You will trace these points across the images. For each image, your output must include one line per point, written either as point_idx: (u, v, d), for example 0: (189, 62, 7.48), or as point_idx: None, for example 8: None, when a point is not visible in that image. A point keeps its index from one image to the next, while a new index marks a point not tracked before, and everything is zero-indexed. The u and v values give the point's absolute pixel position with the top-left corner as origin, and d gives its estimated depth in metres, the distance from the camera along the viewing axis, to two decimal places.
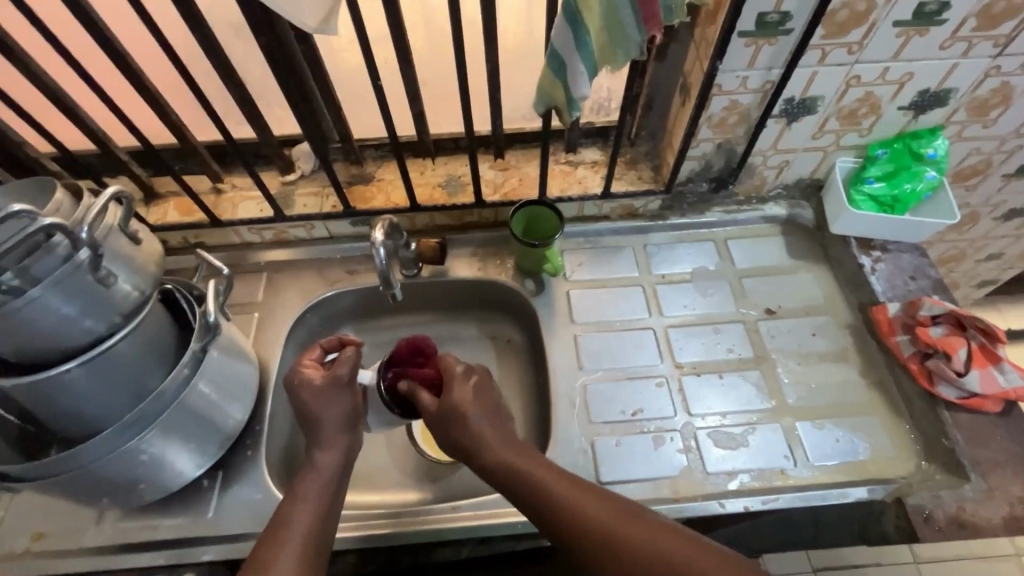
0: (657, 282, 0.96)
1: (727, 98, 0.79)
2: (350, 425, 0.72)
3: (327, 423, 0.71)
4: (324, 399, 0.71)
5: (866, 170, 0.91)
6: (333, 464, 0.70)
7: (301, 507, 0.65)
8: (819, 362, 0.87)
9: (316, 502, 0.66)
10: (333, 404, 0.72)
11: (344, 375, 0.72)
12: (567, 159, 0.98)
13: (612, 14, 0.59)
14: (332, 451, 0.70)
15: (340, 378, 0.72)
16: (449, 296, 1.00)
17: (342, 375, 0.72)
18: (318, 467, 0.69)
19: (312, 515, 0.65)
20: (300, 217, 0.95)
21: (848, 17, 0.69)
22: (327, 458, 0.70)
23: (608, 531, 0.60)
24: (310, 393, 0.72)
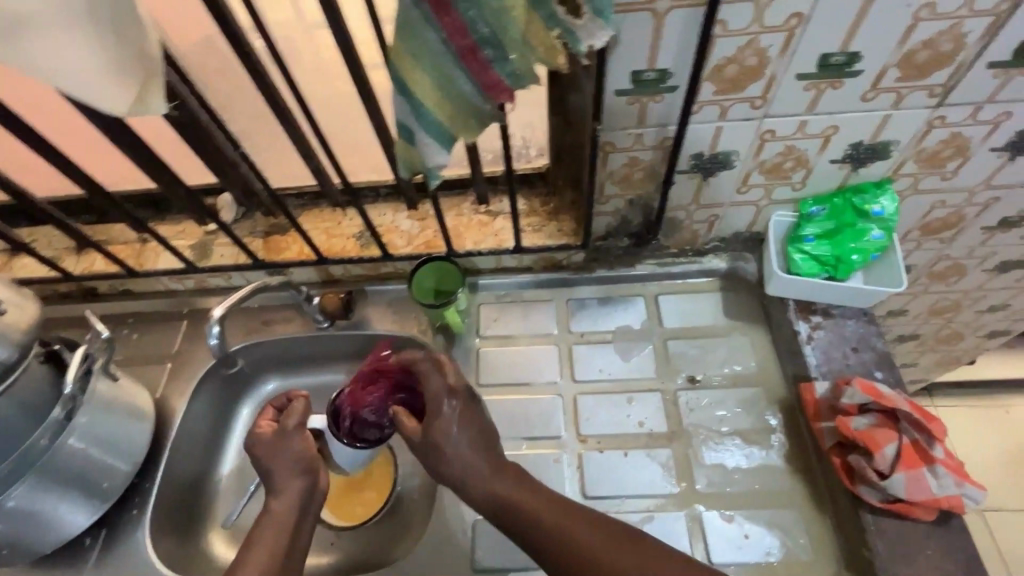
0: (575, 341, 0.90)
1: (625, 155, 0.72)
2: (304, 463, 0.70)
3: (278, 469, 0.69)
4: (278, 444, 0.70)
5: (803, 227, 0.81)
6: (292, 507, 0.67)
7: (264, 542, 0.64)
8: (740, 442, 0.78)
9: (275, 544, 0.64)
10: (285, 454, 0.69)
11: (292, 425, 0.71)
12: (485, 209, 0.94)
13: (444, 83, 0.55)
14: (286, 495, 0.68)
15: (289, 424, 0.71)
16: (363, 348, 0.97)
17: (290, 425, 0.71)
18: (276, 510, 0.67)
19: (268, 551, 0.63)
20: (215, 268, 0.95)
21: (739, 72, 0.61)
22: (283, 501, 0.67)
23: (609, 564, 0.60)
24: (266, 443, 0.71)
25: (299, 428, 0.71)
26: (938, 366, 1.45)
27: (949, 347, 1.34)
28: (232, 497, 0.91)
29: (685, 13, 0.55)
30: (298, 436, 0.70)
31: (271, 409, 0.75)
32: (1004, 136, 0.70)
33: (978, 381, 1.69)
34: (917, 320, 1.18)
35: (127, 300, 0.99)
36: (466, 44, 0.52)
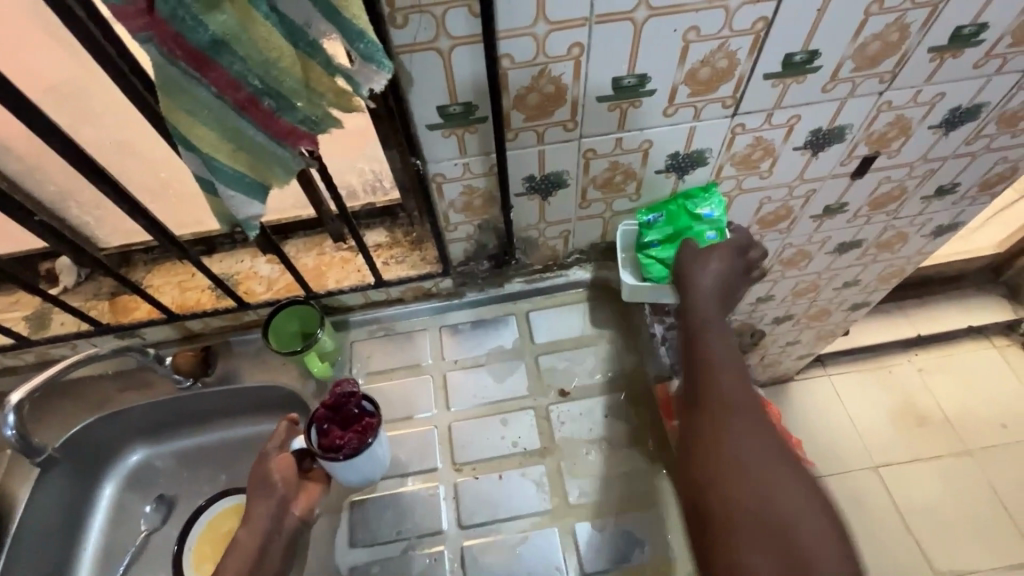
0: (449, 368, 0.90)
1: (459, 184, 0.73)
2: (270, 487, 0.71)
3: (252, 494, 0.71)
4: (260, 468, 0.72)
5: (647, 235, 0.83)
6: (255, 536, 0.69)
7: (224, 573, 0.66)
8: (609, 448, 0.81)
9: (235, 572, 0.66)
10: (257, 478, 0.72)
11: (273, 447, 0.74)
12: (346, 246, 0.93)
13: (233, 135, 0.53)
14: (251, 524, 0.69)
15: (271, 448, 0.74)
16: (235, 403, 0.93)
17: (270, 448, 0.74)
18: (239, 541, 0.68)
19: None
20: (55, 339, 0.88)
21: (541, 99, 0.63)
22: (248, 529, 0.69)
23: (723, 438, 0.65)
24: (254, 468, 0.72)
25: (277, 450, 0.74)
26: (819, 339, 1.56)
27: (822, 323, 1.44)
28: None
29: (469, 50, 0.56)
30: (274, 457, 0.72)
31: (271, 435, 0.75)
32: (801, 136, 0.77)
33: (862, 346, 1.84)
34: (786, 303, 1.27)
35: None
36: (242, 97, 0.50)
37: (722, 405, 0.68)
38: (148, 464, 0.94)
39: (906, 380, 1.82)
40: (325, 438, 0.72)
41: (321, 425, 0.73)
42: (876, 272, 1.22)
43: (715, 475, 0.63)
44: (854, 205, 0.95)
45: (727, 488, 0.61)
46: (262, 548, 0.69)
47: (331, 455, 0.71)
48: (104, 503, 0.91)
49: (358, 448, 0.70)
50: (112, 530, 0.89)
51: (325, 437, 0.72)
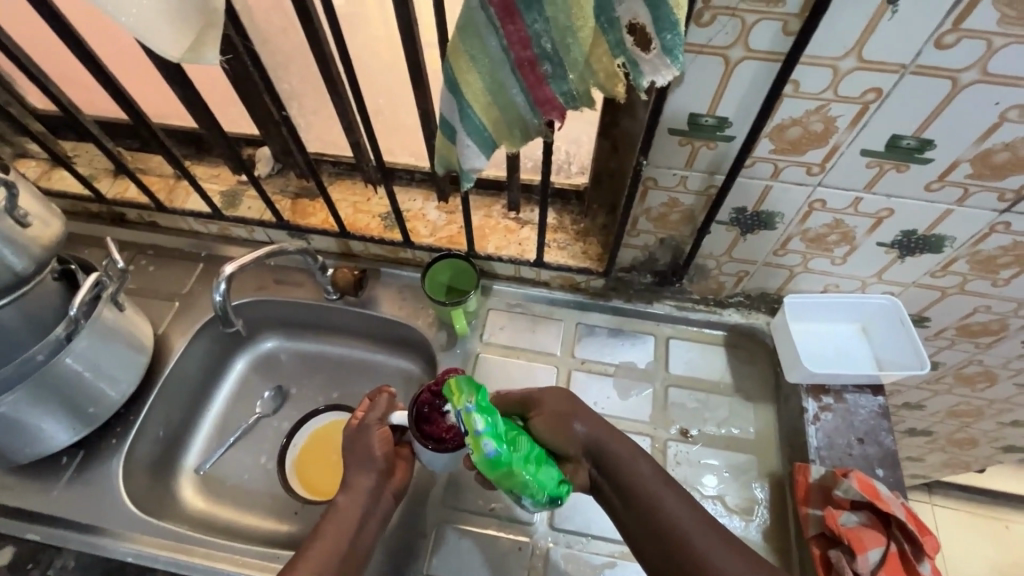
0: (575, 367, 0.88)
1: (665, 194, 0.70)
2: (371, 460, 0.70)
3: (353, 462, 0.71)
4: (365, 441, 0.71)
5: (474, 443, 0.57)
6: (357, 505, 0.68)
7: (322, 539, 0.65)
8: (722, 510, 0.75)
9: (337, 536, 0.65)
10: (361, 446, 0.71)
11: (372, 419, 0.72)
12: (514, 216, 0.93)
13: (496, 90, 0.53)
14: (354, 491, 0.69)
15: (377, 422, 0.72)
16: (366, 328, 0.98)
17: (370, 420, 0.72)
18: (341, 505, 0.68)
19: (329, 547, 0.64)
20: (240, 219, 0.96)
21: (801, 135, 0.58)
22: (349, 496, 0.68)
23: (687, 527, 0.61)
24: (353, 440, 0.72)
25: (378, 423, 0.72)
26: (945, 466, 1.39)
27: (960, 451, 1.28)
28: (211, 446, 0.93)
29: (758, 65, 0.53)
30: (377, 432, 0.71)
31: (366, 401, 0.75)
32: None
33: (985, 490, 1.62)
34: (933, 418, 1.13)
35: (152, 232, 1.01)
36: (526, 56, 0.50)
37: (631, 458, 0.65)
38: (276, 355, 1.02)
39: None
40: (427, 423, 0.68)
41: (424, 411, 0.68)
42: None
43: (701, 548, 0.59)
44: None
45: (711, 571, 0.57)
46: (362, 519, 0.67)
47: (429, 443, 0.67)
48: (231, 376, 0.99)
49: (464, 443, 0.67)
50: (233, 402, 0.97)
51: (428, 424, 0.68)
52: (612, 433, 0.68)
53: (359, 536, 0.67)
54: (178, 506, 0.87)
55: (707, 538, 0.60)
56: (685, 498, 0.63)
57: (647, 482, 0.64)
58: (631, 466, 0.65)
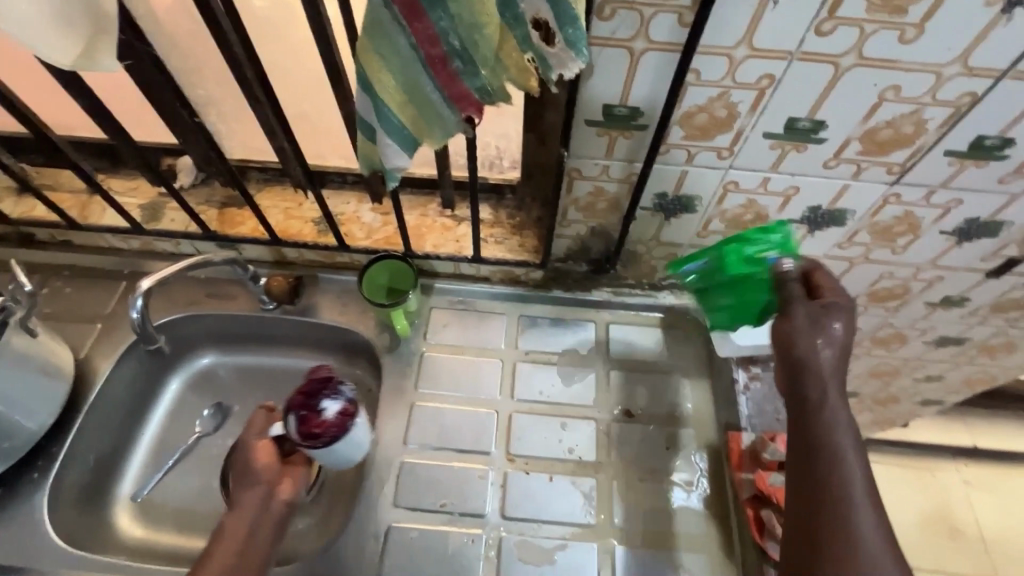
0: (519, 358, 0.89)
1: (590, 184, 0.72)
2: (254, 474, 0.70)
3: (239, 482, 0.70)
4: (259, 454, 0.71)
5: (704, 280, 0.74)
6: (245, 519, 0.67)
7: (221, 550, 0.64)
8: (665, 482, 0.79)
9: (234, 545, 0.65)
10: (242, 464, 0.71)
11: (251, 436, 0.73)
12: (450, 214, 0.93)
13: (409, 88, 0.53)
14: (252, 502, 0.69)
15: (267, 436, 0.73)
16: (307, 336, 0.95)
17: (248, 438, 0.73)
18: (238, 516, 0.67)
19: (227, 558, 0.64)
20: (164, 233, 0.91)
21: (708, 121, 0.61)
22: (235, 513, 0.67)
23: (841, 481, 0.57)
24: (248, 458, 0.72)
25: (264, 433, 0.73)
26: (875, 424, 1.50)
27: (885, 409, 1.38)
28: (148, 472, 0.89)
29: (660, 56, 0.55)
30: (264, 443, 0.72)
31: (256, 420, 0.76)
32: (953, 221, 0.73)
33: (914, 442, 1.75)
34: (858, 380, 1.22)
35: (66, 252, 0.95)
36: (435, 54, 0.51)
37: (846, 430, 0.59)
38: (213, 371, 0.98)
39: (949, 488, 1.73)
40: (304, 425, 0.70)
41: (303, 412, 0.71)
42: (965, 374, 1.16)
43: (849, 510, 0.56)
44: (975, 303, 0.90)
45: (847, 527, 0.55)
46: (257, 528, 0.67)
47: (310, 441, 0.70)
48: (166, 397, 0.95)
49: (343, 432, 0.70)
50: (170, 424, 0.93)
51: (304, 424, 0.70)
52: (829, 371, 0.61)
53: (257, 545, 0.66)
54: (116, 536, 0.83)
55: (845, 500, 0.56)
56: (858, 456, 0.59)
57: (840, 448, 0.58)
58: (842, 431, 0.59)
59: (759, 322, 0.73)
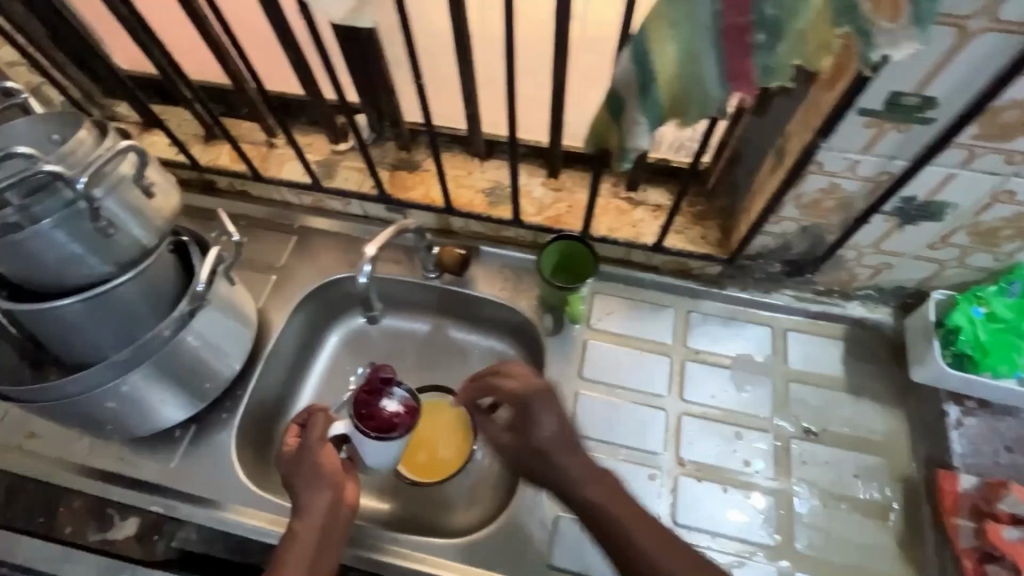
0: (688, 356, 0.84)
1: (826, 179, 0.64)
2: (320, 477, 0.71)
3: (304, 484, 0.71)
4: (304, 456, 0.72)
5: (989, 300, 0.70)
6: (318, 522, 0.68)
7: (290, 558, 0.65)
8: (855, 512, 0.72)
9: (302, 554, 0.65)
10: (309, 468, 0.71)
11: (315, 436, 0.74)
12: (626, 196, 0.88)
13: (690, 61, 0.48)
14: (316, 508, 0.69)
15: (312, 436, 0.74)
16: (463, 307, 0.94)
17: (312, 438, 0.73)
18: (304, 522, 0.68)
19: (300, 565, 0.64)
20: (338, 191, 0.92)
21: (1017, 118, 0.52)
22: (307, 517, 0.68)
23: (614, 507, 0.66)
24: (291, 459, 0.73)
25: (323, 439, 0.73)
26: None
27: None
28: None
29: (994, 38, 0.47)
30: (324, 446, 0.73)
31: (294, 427, 0.77)
32: None
33: None
34: None
35: (242, 202, 0.98)
36: (739, 23, 0.45)
37: (583, 462, 0.69)
38: (365, 332, 0.99)
39: None
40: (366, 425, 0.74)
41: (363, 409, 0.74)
42: None
43: (624, 513, 0.66)
44: None
45: (619, 527, 0.65)
46: (322, 538, 0.68)
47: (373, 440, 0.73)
48: (325, 352, 0.97)
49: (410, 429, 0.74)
50: (327, 379, 0.95)
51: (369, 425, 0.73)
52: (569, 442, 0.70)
53: (322, 553, 0.67)
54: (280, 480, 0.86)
55: (626, 504, 0.67)
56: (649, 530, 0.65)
57: (580, 475, 0.68)
58: (564, 433, 0.70)
59: (995, 370, 0.71)
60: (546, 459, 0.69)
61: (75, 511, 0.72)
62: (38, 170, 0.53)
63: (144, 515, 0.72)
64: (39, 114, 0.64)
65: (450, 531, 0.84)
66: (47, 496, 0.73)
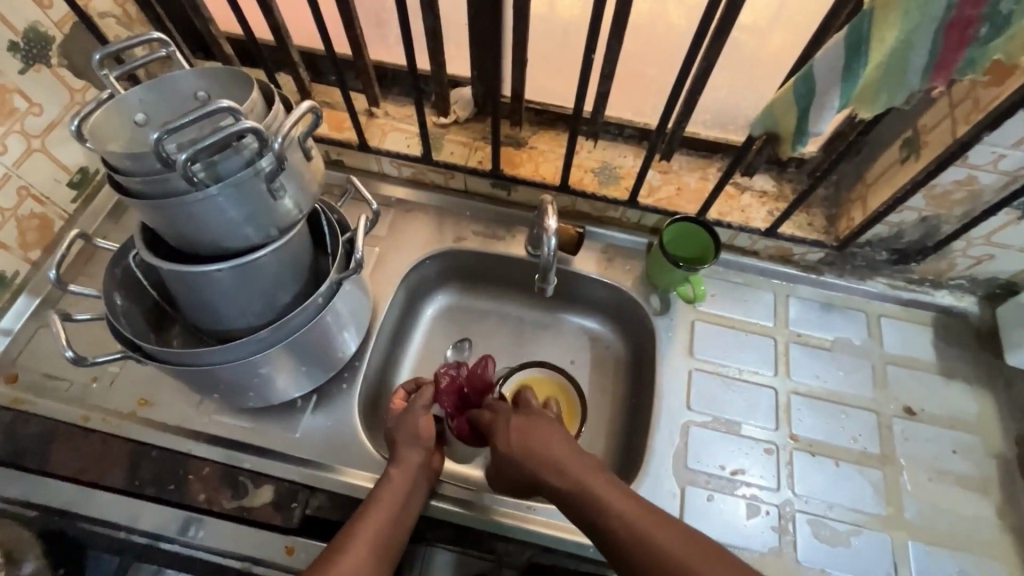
0: (790, 338, 0.87)
1: (965, 172, 0.68)
2: (420, 438, 0.73)
3: (401, 441, 0.72)
4: (404, 422, 0.74)
5: None
6: (409, 476, 0.70)
7: (377, 505, 0.65)
8: (955, 484, 0.77)
9: (389, 506, 0.66)
10: (409, 427, 0.73)
11: (421, 403, 0.75)
12: (733, 181, 0.90)
13: (903, 50, 0.50)
14: (407, 464, 0.70)
15: (416, 405, 0.75)
16: (563, 285, 0.95)
17: (418, 404, 0.75)
18: (395, 476, 0.69)
19: (384, 513, 0.65)
20: (445, 165, 0.91)
21: None
22: (400, 469, 0.70)
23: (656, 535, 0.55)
24: (393, 424, 0.75)
25: (425, 409, 0.74)
26: None
27: None
28: None
29: None
30: (424, 415, 0.74)
31: (402, 392, 0.80)
32: None
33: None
34: None
35: (337, 172, 0.96)
36: (967, 16, 0.47)
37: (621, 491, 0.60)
38: (459, 307, 0.99)
39: None
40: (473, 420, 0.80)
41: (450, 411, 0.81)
42: None
43: (668, 542, 0.54)
44: None
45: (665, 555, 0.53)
46: (409, 494, 0.68)
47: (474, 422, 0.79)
48: (420, 327, 0.97)
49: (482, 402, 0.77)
50: (425, 353, 0.95)
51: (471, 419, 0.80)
52: (571, 456, 0.64)
53: (406, 509, 0.67)
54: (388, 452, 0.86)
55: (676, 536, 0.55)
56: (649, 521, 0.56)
57: (620, 508, 0.58)
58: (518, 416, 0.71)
59: None
60: (582, 491, 0.61)
61: (205, 478, 0.71)
62: (234, 127, 0.51)
63: (277, 484, 0.71)
64: (197, 68, 0.60)
65: None
66: (173, 464, 0.72)
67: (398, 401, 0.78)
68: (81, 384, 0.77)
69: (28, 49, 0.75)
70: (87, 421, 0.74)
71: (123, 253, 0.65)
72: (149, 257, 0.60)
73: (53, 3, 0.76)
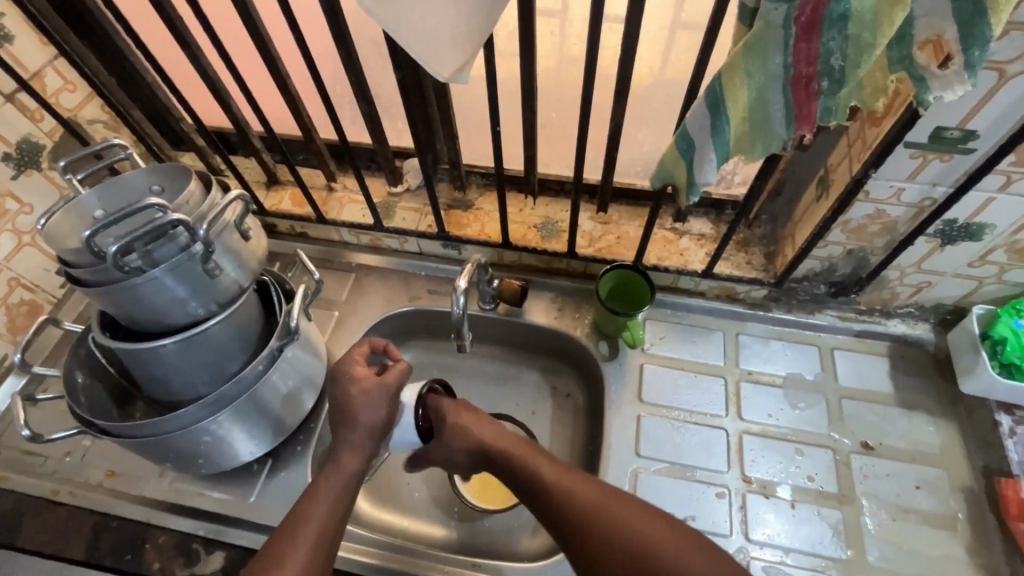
0: (742, 377, 0.87)
1: (872, 207, 0.71)
2: (373, 418, 0.68)
3: (358, 421, 0.68)
4: (367, 399, 0.69)
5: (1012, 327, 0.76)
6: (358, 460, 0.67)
7: (305, 530, 0.61)
8: (919, 520, 0.75)
9: (331, 500, 0.64)
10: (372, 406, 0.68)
11: (391, 384, 0.70)
12: (672, 227, 0.93)
13: (758, 106, 0.54)
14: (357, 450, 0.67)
15: (386, 383, 0.69)
16: (518, 336, 0.98)
17: (387, 384, 0.70)
18: (345, 464, 0.67)
19: (320, 524, 0.62)
20: (397, 230, 0.97)
21: None
22: (353, 455, 0.67)
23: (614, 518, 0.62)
24: (356, 390, 0.68)
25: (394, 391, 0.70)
26: None
27: None
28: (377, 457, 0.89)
29: None
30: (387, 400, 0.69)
31: (368, 349, 0.73)
32: None
33: None
34: None
35: (302, 243, 1.03)
36: (807, 73, 0.50)
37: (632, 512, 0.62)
38: (422, 363, 1.03)
39: None
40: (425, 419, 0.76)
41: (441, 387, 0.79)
42: None
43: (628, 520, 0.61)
44: None
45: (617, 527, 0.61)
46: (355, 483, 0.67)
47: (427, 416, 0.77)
48: None
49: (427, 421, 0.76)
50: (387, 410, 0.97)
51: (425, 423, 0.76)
52: (607, 502, 0.63)
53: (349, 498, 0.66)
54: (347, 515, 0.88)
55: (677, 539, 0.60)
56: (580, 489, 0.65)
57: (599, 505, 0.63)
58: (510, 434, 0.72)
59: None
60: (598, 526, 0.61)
61: (161, 546, 0.74)
62: (164, 219, 0.58)
63: (229, 550, 0.74)
64: (146, 167, 0.69)
65: (518, 558, 0.82)
66: (133, 534, 0.75)
67: (360, 362, 0.71)
68: (55, 459, 0.82)
69: (20, 158, 0.83)
70: (56, 494, 0.78)
71: (83, 335, 0.72)
72: (104, 339, 0.65)
73: (43, 116, 0.85)
